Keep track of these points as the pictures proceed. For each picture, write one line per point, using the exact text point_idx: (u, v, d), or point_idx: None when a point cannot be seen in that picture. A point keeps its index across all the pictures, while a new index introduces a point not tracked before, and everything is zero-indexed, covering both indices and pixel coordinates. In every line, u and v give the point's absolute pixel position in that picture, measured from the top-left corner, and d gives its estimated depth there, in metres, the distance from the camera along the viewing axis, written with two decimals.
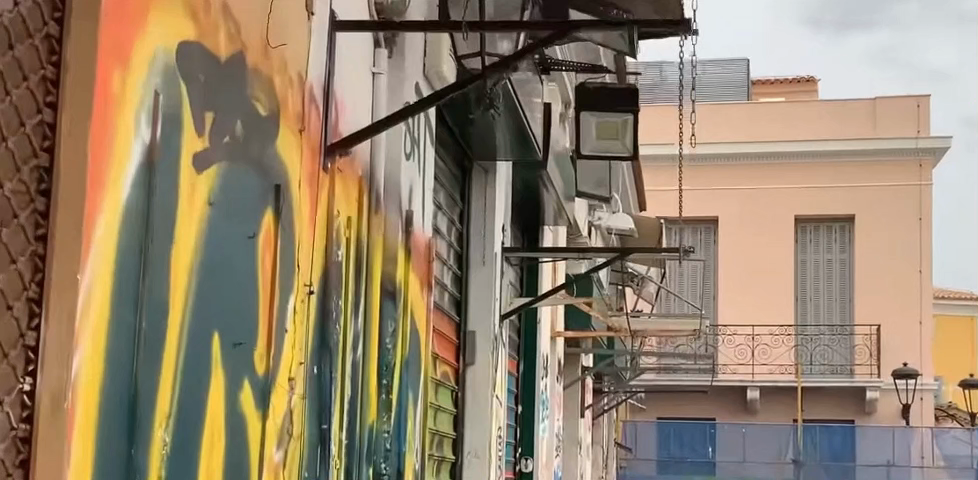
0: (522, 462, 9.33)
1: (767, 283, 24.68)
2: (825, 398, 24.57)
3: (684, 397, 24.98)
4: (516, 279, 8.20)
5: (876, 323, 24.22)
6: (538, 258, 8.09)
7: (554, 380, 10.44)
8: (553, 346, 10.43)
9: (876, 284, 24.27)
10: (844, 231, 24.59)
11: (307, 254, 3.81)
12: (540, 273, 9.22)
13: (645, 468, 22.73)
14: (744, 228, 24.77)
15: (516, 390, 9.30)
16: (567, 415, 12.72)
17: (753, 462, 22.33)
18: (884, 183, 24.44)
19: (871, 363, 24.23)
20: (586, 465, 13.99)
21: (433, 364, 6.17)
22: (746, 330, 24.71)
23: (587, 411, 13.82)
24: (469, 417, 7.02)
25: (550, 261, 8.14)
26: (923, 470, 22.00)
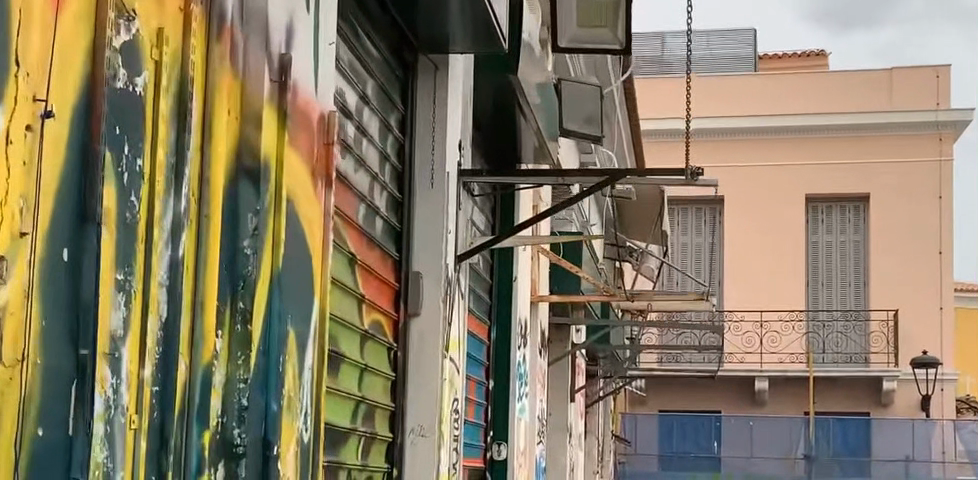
0: (493, 449, 7.73)
1: (777, 265, 22.97)
2: (838, 390, 22.68)
3: (687, 388, 23.12)
4: (480, 214, 6.51)
5: (893, 308, 22.58)
6: (511, 185, 6.43)
7: (535, 352, 8.78)
8: (534, 313, 8.77)
9: (894, 268, 22.65)
10: (858, 211, 23.06)
11: (39, 44, 2.19)
12: (518, 203, 7.62)
13: (645, 463, 21.02)
14: (750, 208, 23.11)
15: (486, 360, 7.68)
16: (552, 398, 11.15)
17: (761, 459, 20.81)
18: (901, 159, 22.81)
19: (888, 352, 22.54)
20: (577, 457, 12.32)
21: (342, 302, 4.50)
22: (755, 315, 22.96)
23: (579, 395, 12.23)
24: (411, 383, 5.39)
25: (527, 188, 6.42)
26: (945, 465, 20.42)
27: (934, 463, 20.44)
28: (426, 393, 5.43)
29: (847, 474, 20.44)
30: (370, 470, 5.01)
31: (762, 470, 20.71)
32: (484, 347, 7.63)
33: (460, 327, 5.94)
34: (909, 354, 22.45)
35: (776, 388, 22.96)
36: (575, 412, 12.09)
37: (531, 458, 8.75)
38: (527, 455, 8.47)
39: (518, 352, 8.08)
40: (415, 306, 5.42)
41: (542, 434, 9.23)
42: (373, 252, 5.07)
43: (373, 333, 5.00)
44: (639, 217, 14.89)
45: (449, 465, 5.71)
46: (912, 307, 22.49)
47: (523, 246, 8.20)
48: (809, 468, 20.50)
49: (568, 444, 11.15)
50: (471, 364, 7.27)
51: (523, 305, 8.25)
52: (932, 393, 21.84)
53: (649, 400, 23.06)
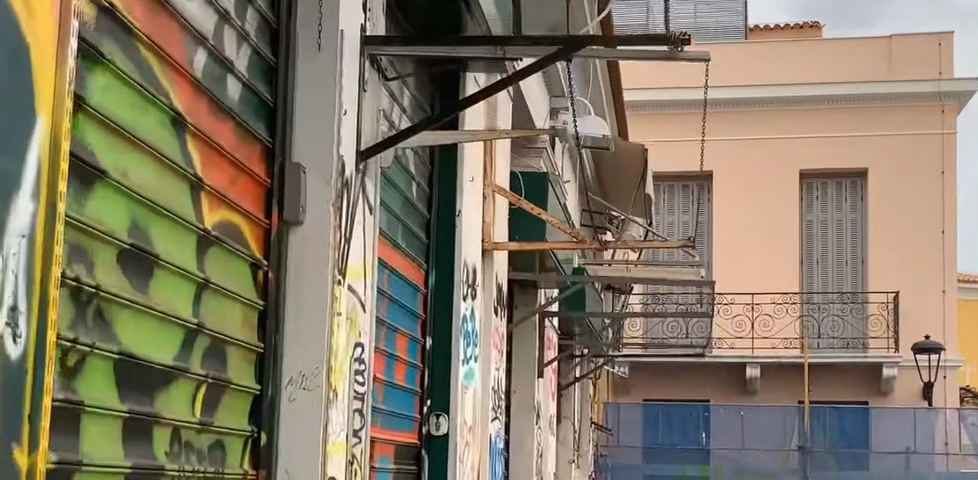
0: (430, 421, 6.22)
1: (770, 244, 21.43)
2: (834, 377, 21.14)
3: (675, 374, 21.40)
4: (392, 105, 5.01)
5: (893, 289, 21.08)
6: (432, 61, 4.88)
7: (486, 312, 7.26)
8: (487, 263, 7.30)
9: (893, 248, 21.14)
10: (856, 187, 21.55)
11: None
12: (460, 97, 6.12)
13: (628, 456, 19.56)
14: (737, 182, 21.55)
15: (421, 311, 6.16)
16: (517, 374, 9.70)
17: (752, 450, 19.42)
18: (901, 132, 21.32)
19: (888, 337, 20.98)
20: (548, 444, 10.82)
21: (142, 171, 3.03)
22: (745, 298, 21.44)
23: (552, 364, 10.84)
24: (282, 313, 3.94)
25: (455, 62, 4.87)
26: (948, 458, 18.98)
27: (937, 455, 19.02)
28: (308, 330, 3.96)
29: (843, 468, 18.96)
30: (217, 429, 3.55)
31: (756, 462, 19.37)
32: (419, 298, 6.14)
33: (370, 251, 4.47)
34: (910, 339, 20.91)
35: (768, 375, 21.30)
36: (545, 390, 10.60)
37: (483, 442, 7.22)
38: (477, 435, 6.96)
39: (465, 304, 6.53)
40: (292, 212, 3.96)
41: (498, 414, 7.72)
42: (224, 126, 3.60)
43: (221, 236, 3.54)
44: (620, 178, 13.29)
45: (347, 435, 4.23)
46: (910, 289, 20.95)
47: (470, 159, 6.56)
48: (804, 460, 19.10)
49: (536, 424, 9.67)
50: (400, 316, 5.74)
51: (475, 251, 6.76)
52: (935, 381, 20.44)
53: (633, 390, 21.54)
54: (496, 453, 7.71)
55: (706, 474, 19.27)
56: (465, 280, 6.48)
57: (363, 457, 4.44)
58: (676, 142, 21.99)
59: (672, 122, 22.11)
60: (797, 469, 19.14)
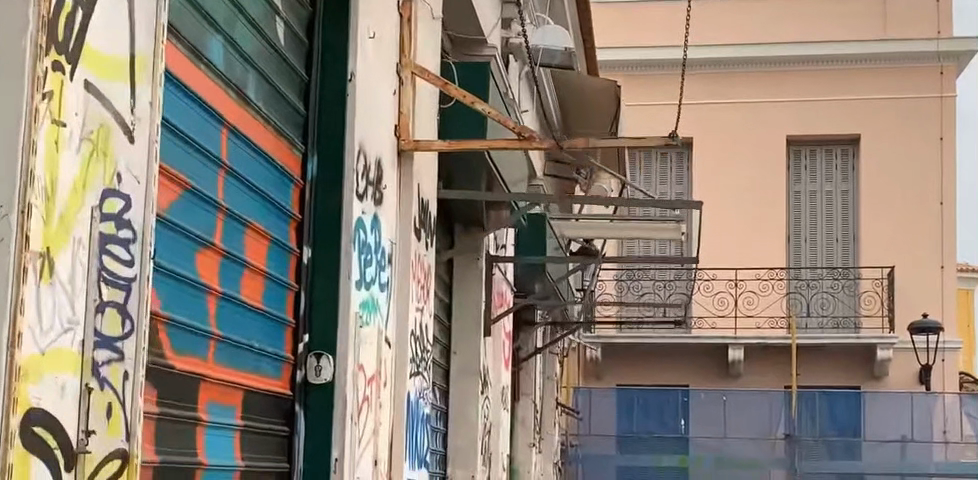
0: (307, 363, 4.42)
1: (757, 217, 19.41)
2: (824, 359, 18.94)
3: (653, 360, 19.11)
4: None
5: (887, 264, 19.13)
6: None
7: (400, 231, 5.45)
8: (404, 165, 5.53)
9: (887, 220, 19.23)
10: (847, 156, 19.67)
11: None
12: None
13: (602, 446, 17.73)
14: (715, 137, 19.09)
15: (294, 209, 4.35)
16: (460, 332, 7.90)
17: (736, 439, 17.62)
18: (897, 95, 19.38)
19: (883, 315, 19.00)
20: (501, 423, 8.96)
21: None
22: (728, 273, 19.41)
23: (505, 307, 9.01)
24: None
25: None
26: (948, 447, 17.32)
27: (935, 443, 17.34)
28: None
29: (835, 458, 17.39)
30: None
31: (739, 451, 17.54)
32: (294, 189, 4.36)
33: (145, 43, 2.71)
34: (906, 318, 18.97)
35: (754, 359, 18.96)
36: (497, 356, 8.71)
37: (396, 406, 5.40)
38: (385, 394, 5.14)
39: (365, 208, 4.70)
40: None
41: (421, 373, 5.88)
42: None
43: None
44: (590, 113, 11.51)
45: (83, 340, 2.45)
46: (907, 265, 19.07)
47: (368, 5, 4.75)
48: (791, 449, 17.42)
49: (482, 394, 7.85)
50: (250, 207, 3.94)
51: (382, 142, 4.98)
52: (934, 363, 18.49)
53: (606, 375, 19.27)
54: (419, 421, 5.85)
55: (685, 465, 17.46)
56: (366, 173, 4.70)
57: (127, 388, 2.64)
58: (652, 105, 19.91)
59: (649, 84, 20.04)
60: (784, 458, 17.45)
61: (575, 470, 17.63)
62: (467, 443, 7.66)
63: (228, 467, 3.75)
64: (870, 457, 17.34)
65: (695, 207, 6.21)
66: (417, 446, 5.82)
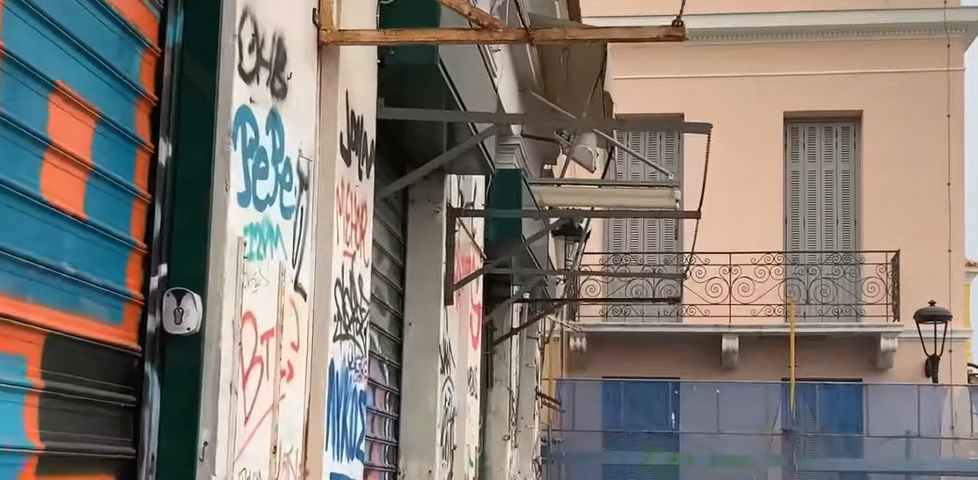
0: (163, 302, 3.11)
1: (752, 199, 17.88)
2: (824, 350, 17.47)
3: (641, 352, 17.71)
4: None
5: (893, 248, 17.62)
6: None
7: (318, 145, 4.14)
8: (323, 61, 4.22)
9: (892, 202, 17.80)
10: (848, 133, 18.25)
11: None
12: None
13: (587, 442, 16.39)
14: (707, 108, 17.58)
15: (144, 85, 3.04)
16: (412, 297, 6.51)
17: (730, 435, 16.26)
18: (902, 69, 18.01)
19: (888, 301, 17.51)
20: (468, 409, 7.65)
21: None
22: (721, 258, 17.82)
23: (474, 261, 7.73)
24: None
25: None
26: (955, 443, 15.96)
27: (940, 439, 16.04)
28: None
29: (836, 454, 16.19)
30: None
31: (733, 448, 16.19)
32: (143, 58, 3.04)
33: None
34: (910, 308, 17.49)
35: (748, 346, 17.51)
36: (460, 334, 7.33)
37: (306, 377, 4.09)
38: (288, 360, 3.81)
39: (258, 96, 3.40)
40: None
41: (355, 339, 4.55)
42: None
43: None
44: (571, 73, 10.08)
45: None
46: (915, 248, 17.63)
47: None
48: (789, 446, 16.17)
49: (442, 374, 6.49)
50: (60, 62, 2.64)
51: (283, 14, 3.66)
52: (940, 353, 17.13)
53: (591, 365, 17.78)
54: (350, 400, 4.52)
55: (675, 463, 16.13)
56: (254, 47, 3.39)
57: None
58: (641, 78, 18.42)
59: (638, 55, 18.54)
60: (781, 456, 16.19)
61: (557, 470, 16.30)
62: (420, 433, 6.32)
63: (11, 450, 2.45)
64: (872, 453, 16.09)
65: (705, 130, 4.92)
66: (347, 433, 4.47)
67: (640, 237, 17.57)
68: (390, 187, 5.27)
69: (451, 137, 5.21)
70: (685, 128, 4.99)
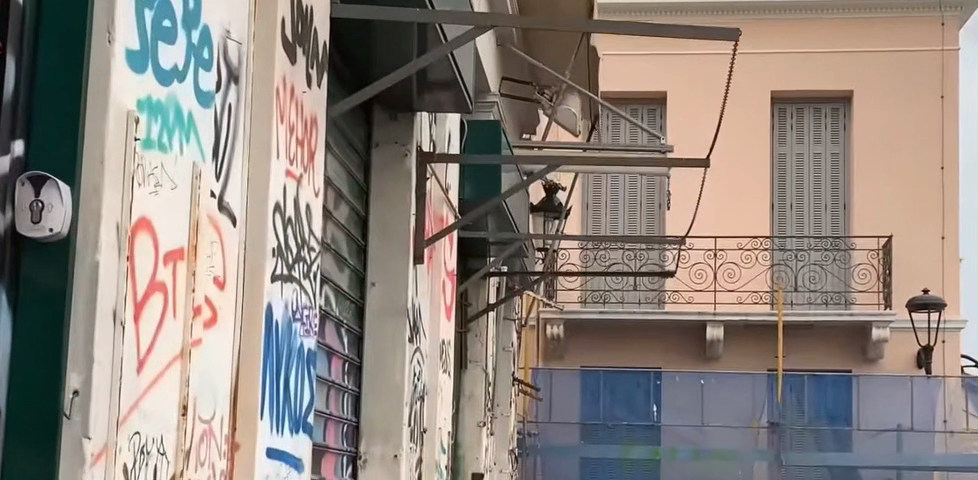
0: (16, 190, 2.20)
1: (738, 183, 16.83)
2: (813, 339, 16.58)
3: (620, 341, 16.80)
4: None
5: (885, 233, 16.61)
6: None
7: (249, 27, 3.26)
8: None
9: (883, 187, 16.71)
10: (837, 115, 17.12)
11: None
12: None
13: (564, 434, 15.45)
14: (694, 89, 16.51)
15: None
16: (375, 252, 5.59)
17: (714, 427, 15.35)
18: (894, 48, 16.85)
19: (879, 289, 16.55)
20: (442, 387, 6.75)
21: None
22: (706, 243, 16.79)
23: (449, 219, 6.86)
24: None
25: None
26: (949, 438, 15.06)
27: (933, 433, 15.11)
28: None
29: (824, 450, 15.24)
30: None
31: (718, 442, 15.29)
32: None
33: None
34: (904, 295, 16.52)
35: (735, 337, 16.65)
36: (433, 299, 6.46)
37: (234, 324, 3.19)
38: (207, 296, 2.92)
39: None
40: None
41: (299, 282, 3.65)
42: None
43: None
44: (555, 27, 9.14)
45: None
46: (907, 235, 16.59)
47: None
48: (775, 440, 15.22)
49: (409, 343, 5.57)
50: None
51: None
52: (934, 344, 16.23)
53: (568, 354, 16.82)
54: (295, 359, 3.62)
55: (657, 457, 15.25)
56: None
57: None
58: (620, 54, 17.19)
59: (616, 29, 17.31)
60: (768, 451, 15.25)
61: (534, 465, 15.31)
62: (387, 410, 5.43)
63: None
64: (861, 448, 15.17)
65: (731, 38, 4.00)
66: (290, 400, 3.57)
67: (619, 214, 16.65)
68: (342, 104, 4.33)
69: (418, 41, 4.24)
70: (693, 36, 4.06)
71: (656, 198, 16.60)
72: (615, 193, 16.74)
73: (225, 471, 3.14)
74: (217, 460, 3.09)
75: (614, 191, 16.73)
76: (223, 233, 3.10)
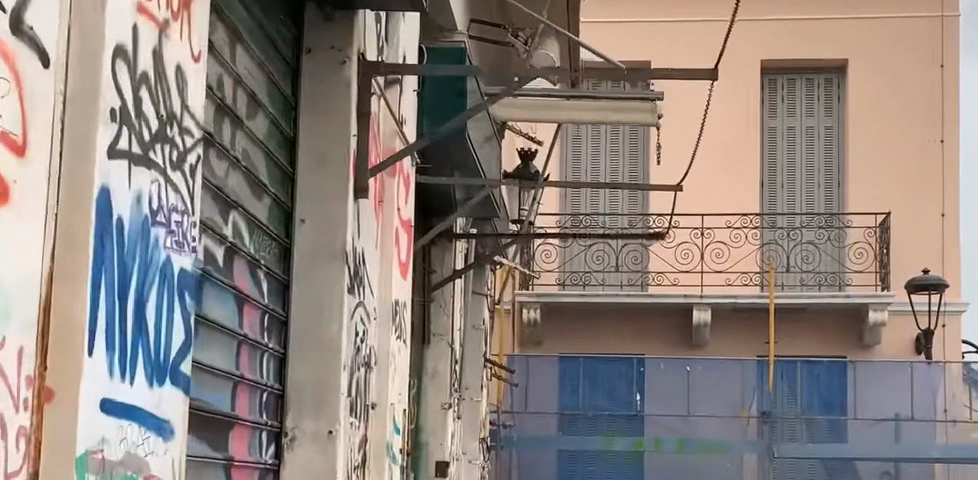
0: None
1: (725, 157, 15.80)
2: (805, 323, 15.56)
3: (601, 326, 15.70)
4: None
5: (882, 210, 15.58)
6: None
7: None
8: None
9: (878, 161, 15.69)
10: (831, 86, 16.17)
11: None
12: None
13: (537, 424, 13.85)
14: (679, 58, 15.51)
15: None
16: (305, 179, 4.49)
17: (700, 417, 13.70)
18: (890, 15, 15.90)
19: (876, 269, 15.54)
20: (402, 359, 5.78)
21: None
22: (693, 221, 15.73)
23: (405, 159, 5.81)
24: None
25: None
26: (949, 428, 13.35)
27: (934, 424, 13.40)
28: None
29: (817, 441, 13.55)
30: None
31: (707, 432, 13.64)
32: None
33: None
34: (902, 276, 15.53)
35: (721, 323, 15.58)
36: (383, 243, 5.40)
37: (46, 214, 2.15)
38: None
39: None
40: None
41: (164, 174, 2.59)
42: None
43: None
44: None
45: None
46: (906, 212, 15.58)
47: None
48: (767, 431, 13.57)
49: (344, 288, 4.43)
50: None
51: None
52: (935, 328, 15.19)
53: (546, 341, 15.71)
54: (156, 279, 2.55)
55: (640, 449, 13.64)
56: None
57: None
58: None
59: None
60: (758, 442, 13.59)
61: (507, 460, 13.74)
62: (320, 375, 4.38)
63: None
64: (856, 441, 13.51)
65: None
66: (145, 339, 2.50)
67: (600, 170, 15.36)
68: None
69: None
70: None
71: (639, 151, 15.34)
72: (596, 148, 15.49)
73: (26, 429, 2.09)
74: (11, 412, 2.04)
75: (596, 146, 15.49)
76: (20, 75, 2.06)
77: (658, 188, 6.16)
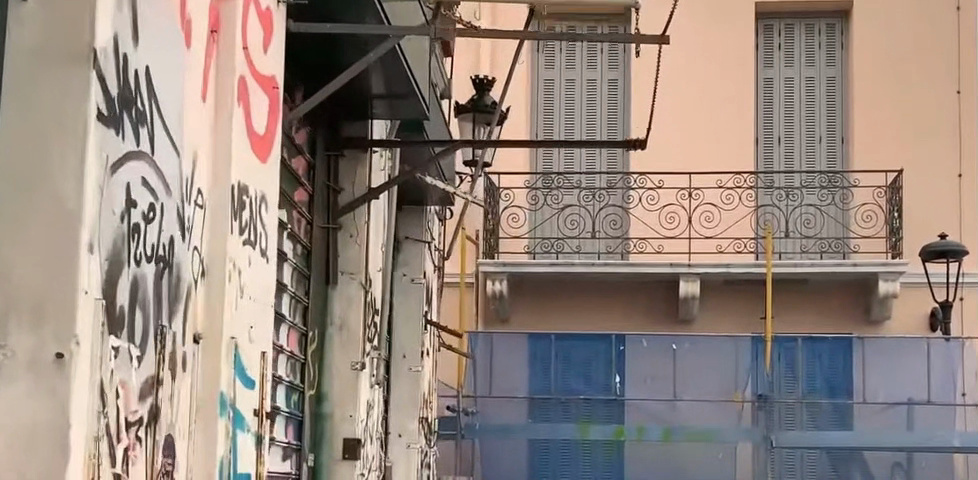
0: None
1: (714, 110, 13.38)
2: (805, 297, 13.21)
3: (571, 296, 13.51)
4: None
5: (895, 168, 13.07)
6: None
7: None
8: None
9: (884, 114, 13.24)
10: (834, 32, 13.76)
11: None
12: None
13: (504, 411, 11.78)
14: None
15: None
16: None
17: (688, 403, 11.60)
18: None
19: (882, 234, 13.10)
20: (254, 278, 3.88)
21: None
22: (679, 180, 13.34)
23: None
24: None
25: None
26: (970, 413, 11.41)
27: (953, 408, 11.41)
28: None
29: (820, 427, 11.57)
30: None
31: (695, 418, 11.53)
32: None
33: None
34: (918, 243, 13.06)
35: (711, 294, 13.32)
36: (199, 89, 3.46)
37: None
38: None
39: None
40: None
41: None
42: None
43: None
44: None
45: None
46: (921, 171, 13.08)
47: None
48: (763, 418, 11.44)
49: (91, 102, 2.60)
50: None
51: None
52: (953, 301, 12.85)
53: (513, 316, 13.43)
54: None
55: (620, 439, 11.49)
56: None
57: None
58: None
59: None
60: (754, 429, 11.44)
61: (471, 448, 11.60)
62: (44, 256, 2.53)
63: None
64: (864, 427, 11.51)
65: None
66: None
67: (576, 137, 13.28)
68: None
69: None
70: None
71: (618, 112, 13.28)
72: (571, 107, 13.38)
73: None
74: None
75: (570, 105, 13.36)
76: None
77: (638, 41, 4.21)
